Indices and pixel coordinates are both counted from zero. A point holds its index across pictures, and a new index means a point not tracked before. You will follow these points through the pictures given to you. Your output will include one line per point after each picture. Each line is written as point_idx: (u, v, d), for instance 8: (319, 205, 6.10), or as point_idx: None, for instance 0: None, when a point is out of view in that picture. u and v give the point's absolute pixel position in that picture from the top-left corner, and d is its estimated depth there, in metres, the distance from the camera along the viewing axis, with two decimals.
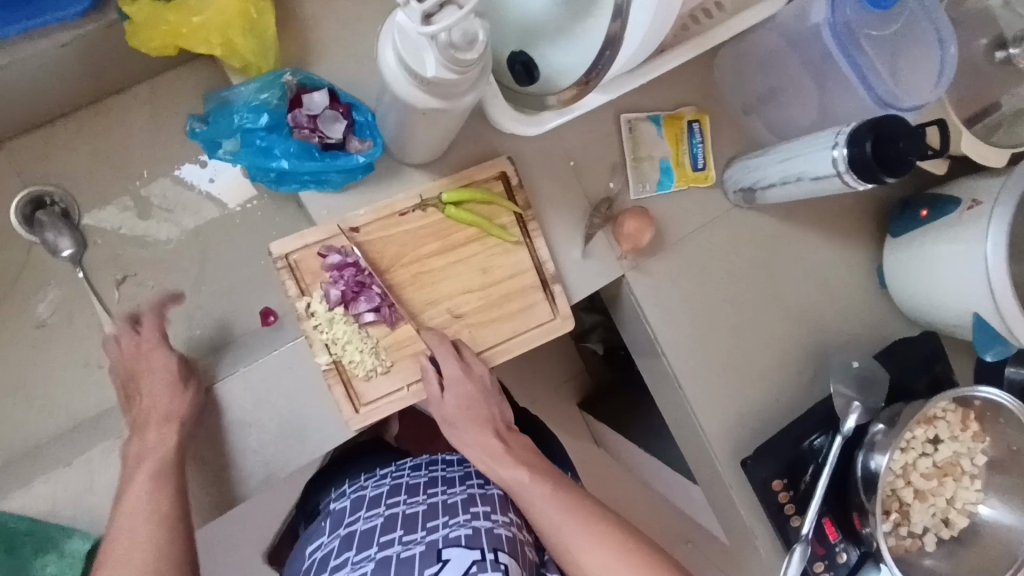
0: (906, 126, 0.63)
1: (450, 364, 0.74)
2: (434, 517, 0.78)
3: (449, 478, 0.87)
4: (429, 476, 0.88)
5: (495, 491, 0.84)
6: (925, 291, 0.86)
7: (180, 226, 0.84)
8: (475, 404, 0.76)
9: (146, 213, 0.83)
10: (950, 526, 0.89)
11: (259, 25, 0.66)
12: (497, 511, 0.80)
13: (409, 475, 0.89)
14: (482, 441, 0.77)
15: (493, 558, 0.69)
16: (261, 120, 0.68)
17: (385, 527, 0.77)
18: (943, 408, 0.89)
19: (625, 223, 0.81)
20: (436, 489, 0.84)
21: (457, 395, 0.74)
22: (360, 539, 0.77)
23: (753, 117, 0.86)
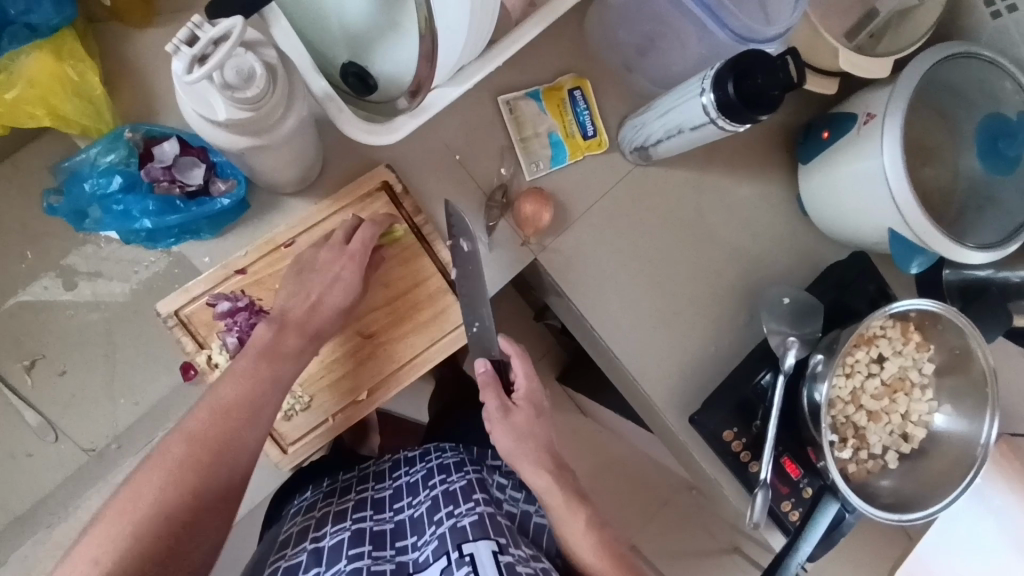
0: (767, 61, 0.60)
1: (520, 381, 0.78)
2: (403, 536, 0.81)
3: (412, 485, 0.89)
4: (394, 488, 0.90)
5: (455, 485, 0.83)
6: (838, 212, 0.84)
7: (129, 281, 0.81)
8: (541, 426, 0.76)
9: (69, 283, 0.81)
10: (909, 440, 0.89)
11: (83, 86, 0.63)
12: (460, 503, 0.79)
13: (373, 489, 0.91)
14: (539, 468, 0.73)
15: (458, 554, 0.69)
16: (114, 183, 0.66)
17: (352, 539, 0.78)
18: (882, 325, 0.88)
19: (523, 208, 0.79)
20: (401, 504, 0.87)
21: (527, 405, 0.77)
22: (328, 554, 0.76)
23: (635, 72, 0.84)
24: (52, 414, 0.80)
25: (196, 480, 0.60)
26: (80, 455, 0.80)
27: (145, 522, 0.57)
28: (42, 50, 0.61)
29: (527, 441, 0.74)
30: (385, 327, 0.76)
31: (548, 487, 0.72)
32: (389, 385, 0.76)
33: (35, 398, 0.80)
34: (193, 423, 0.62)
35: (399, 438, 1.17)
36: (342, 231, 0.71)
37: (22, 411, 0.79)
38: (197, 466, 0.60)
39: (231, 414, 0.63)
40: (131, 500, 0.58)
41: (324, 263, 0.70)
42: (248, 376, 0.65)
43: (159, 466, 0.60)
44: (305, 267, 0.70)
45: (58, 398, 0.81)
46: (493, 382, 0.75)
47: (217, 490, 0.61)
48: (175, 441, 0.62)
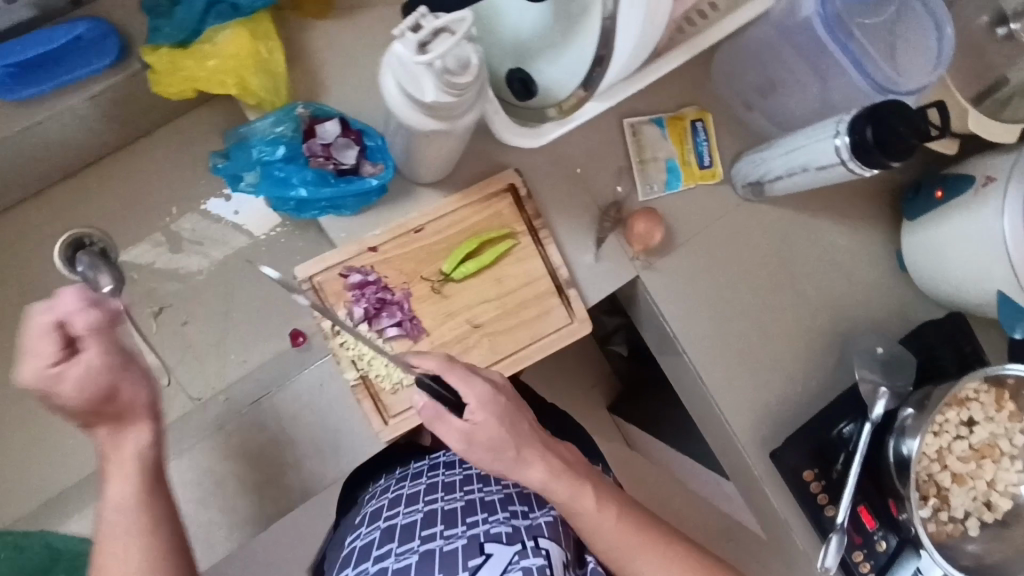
0: (906, 110, 0.63)
1: (466, 388, 0.67)
2: (473, 512, 0.77)
3: (484, 474, 0.85)
4: (464, 474, 0.86)
5: (528, 490, 0.83)
6: (943, 271, 0.85)
7: (207, 258, 0.88)
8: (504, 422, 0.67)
9: (177, 247, 0.88)
10: (993, 509, 0.87)
11: (268, 63, 0.70)
12: (534, 507, 0.80)
13: (444, 473, 0.87)
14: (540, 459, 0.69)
15: (534, 545, 0.72)
16: (278, 153, 0.72)
17: (425, 520, 0.77)
18: (975, 388, 0.87)
19: (635, 225, 0.82)
20: (472, 486, 0.83)
21: (490, 413, 0.67)
22: (401, 532, 0.77)
23: (754, 112, 0.87)
24: (170, 360, 0.86)
25: None
26: (188, 403, 0.85)
27: None
28: (241, 27, 0.68)
29: (508, 446, 0.67)
30: (492, 320, 0.79)
31: (550, 478, 0.69)
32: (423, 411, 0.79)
33: (157, 343, 0.86)
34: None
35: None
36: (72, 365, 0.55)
37: (144, 352, 0.84)
38: None
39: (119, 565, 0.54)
40: None
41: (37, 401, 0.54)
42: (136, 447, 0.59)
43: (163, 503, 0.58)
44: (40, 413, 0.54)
45: (177, 347, 0.86)
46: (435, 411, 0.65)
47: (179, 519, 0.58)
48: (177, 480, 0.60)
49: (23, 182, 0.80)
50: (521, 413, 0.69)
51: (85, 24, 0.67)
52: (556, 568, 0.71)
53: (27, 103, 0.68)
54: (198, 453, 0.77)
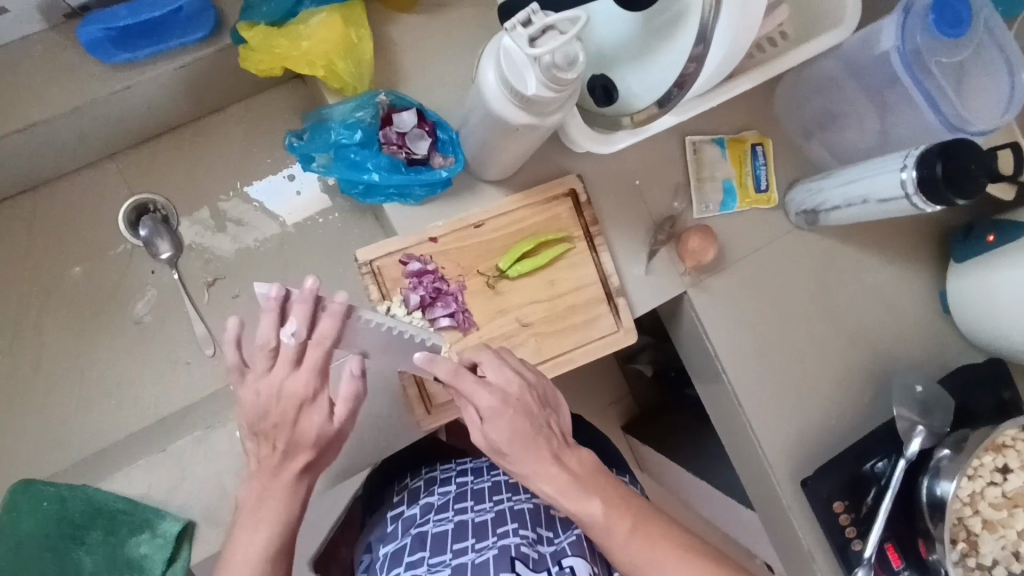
0: (975, 149, 0.64)
1: (475, 393, 0.64)
2: (503, 522, 0.74)
3: (512, 483, 0.83)
4: (492, 482, 0.85)
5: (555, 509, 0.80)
6: (989, 314, 0.86)
7: (239, 241, 0.89)
8: (510, 429, 0.63)
9: (220, 226, 0.88)
10: (1021, 560, 0.86)
11: (357, 51, 0.72)
12: (559, 532, 0.77)
13: (473, 481, 0.86)
14: (549, 472, 0.64)
15: (558, 567, 0.70)
16: (355, 137, 0.74)
17: (456, 530, 0.75)
18: (1013, 436, 0.87)
19: (689, 240, 0.83)
20: (501, 495, 0.81)
21: (495, 423, 0.64)
22: (432, 541, 0.75)
23: (813, 142, 0.88)
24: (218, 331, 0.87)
25: None
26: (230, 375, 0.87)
27: None
28: (335, 13, 0.70)
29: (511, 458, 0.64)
30: (541, 320, 0.80)
31: (559, 490, 0.64)
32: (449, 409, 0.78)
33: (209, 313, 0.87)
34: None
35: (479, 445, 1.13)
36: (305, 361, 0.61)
37: (194, 322, 0.85)
38: None
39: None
40: None
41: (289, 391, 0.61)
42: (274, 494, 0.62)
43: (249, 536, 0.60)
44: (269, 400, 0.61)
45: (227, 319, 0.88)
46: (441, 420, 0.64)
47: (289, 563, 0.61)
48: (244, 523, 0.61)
49: (101, 144, 0.82)
50: (530, 424, 0.64)
51: None
52: None
53: (123, 67, 0.72)
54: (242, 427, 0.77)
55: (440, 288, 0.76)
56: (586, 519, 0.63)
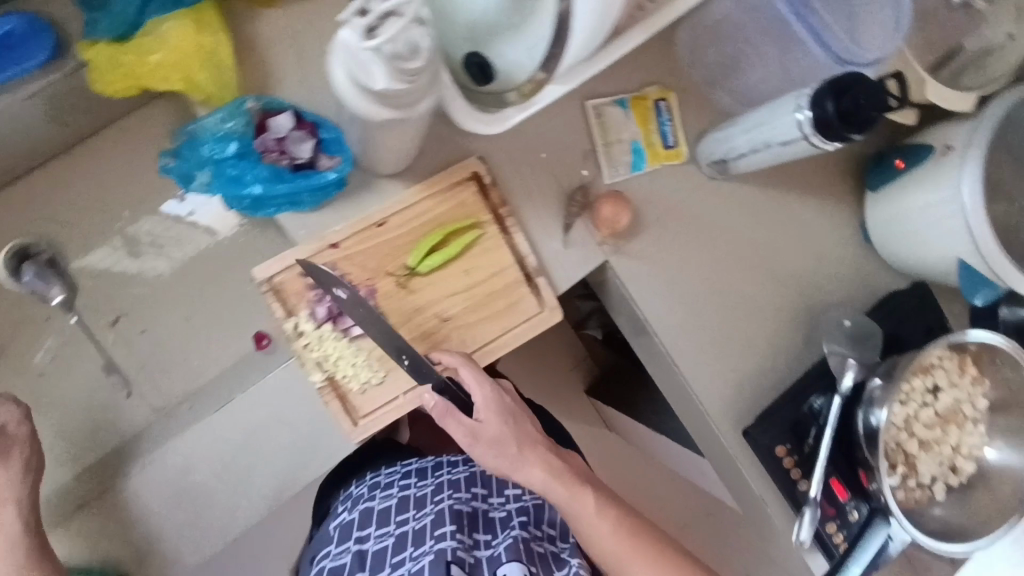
0: (865, 82, 0.62)
1: (476, 390, 0.72)
2: (441, 524, 0.77)
3: (454, 483, 0.85)
4: (435, 485, 0.86)
5: (495, 512, 0.84)
6: (907, 241, 0.86)
7: (173, 258, 0.85)
8: (512, 428, 0.73)
9: (134, 252, 0.84)
10: (958, 473, 0.90)
11: (216, 56, 0.66)
12: (496, 534, 0.80)
13: (416, 486, 0.87)
14: (542, 461, 0.74)
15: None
16: (229, 149, 0.69)
17: (395, 546, 0.77)
18: (939, 357, 0.89)
19: (602, 209, 0.81)
20: (442, 496, 0.83)
21: (495, 414, 0.73)
22: (371, 560, 0.77)
23: (718, 89, 0.86)
24: (129, 370, 0.83)
25: None
26: (150, 414, 0.83)
27: None
28: (184, 18, 0.64)
29: (508, 450, 0.72)
30: (462, 313, 0.78)
31: (548, 484, 0.73)
32: (380, 417, 0.75)
33: (117, 353, 0.83)
34: None
35: (436, 446, 1.11)
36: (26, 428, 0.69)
37: (104, 366, 0.82)
38: None
39: None
40: None
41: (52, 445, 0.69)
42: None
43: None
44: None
45: (136, 356, 0.83)
46: (449, 412, 0.70)
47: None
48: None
49: None
50: (524, 418, 0.75)
51: (15, 18, 0.65)
52: None
53: None
54: (163, 466, 0.74)
55: None
56: (572, 510, 0.73)
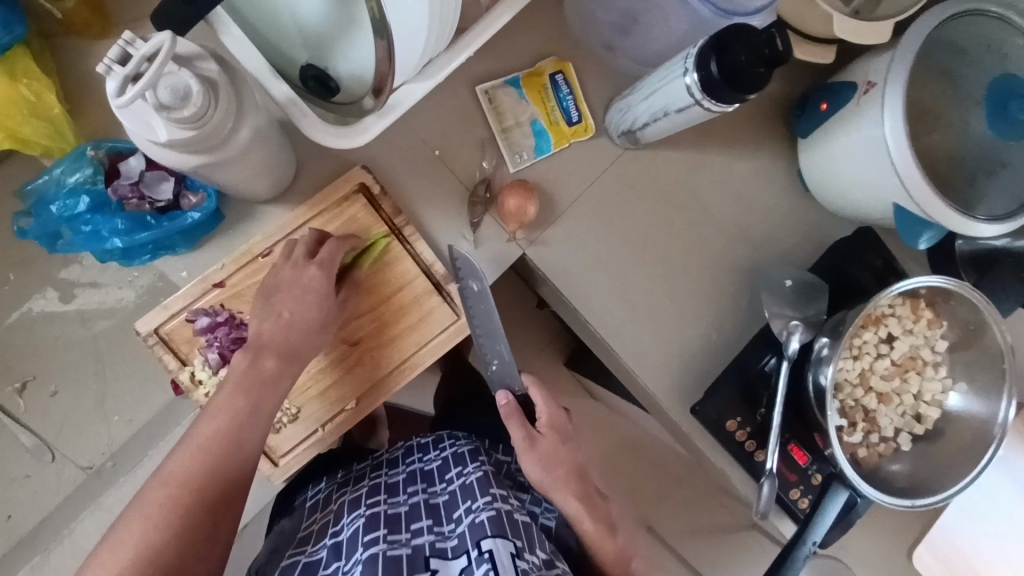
0: (747, 33, 0.55)
1: (541, 407, 0.78)
2: (418, 516, 0.74)
3: (428, 475, 0.83)
4: (407, 473, 0.84)
5: (473, 476, 0.78)
6: (839, 188, 0.80)
7: (128, 288, 0.83)
8: (565, 448, 0.77)
9: (59, 300, 0.84)
10: (922, 422, 0.85)
11: (39, 106, 0.62)
12: (477, 497, 0.74)
13: (386, 474, 0.85)
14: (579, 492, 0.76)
15: (476, 552, 0.65)
16: (82, 204, 0.66)
17: (368, 524, 0.71)
18: (889, 304, 0.84)
19: (507, 202, 0.75)
20: (415, 488, 0.80)
21: (552, 431, 0.77)
22: (346, 546, 0.71)
23: (618, 52, 0.79)
24: (48, 435, 0.84)
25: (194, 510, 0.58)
26: (79, 473, 0.84)
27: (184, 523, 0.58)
28: None
29: (554, 469, 0.76)
30: (368, 333, 0.73)
31: (580, 512, 0.75)
32: (299, 452, 0.73)
33: (32, 419, 0.83)
34: (178, 467, 0.60)
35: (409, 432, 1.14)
36: (304, 246, 0.69)
37: (18, 433, 0.83)
38: (176, 519, 0.57)
39: (211, 454, 0.61)
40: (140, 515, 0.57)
41: (287, 279, 0.67)
42: (227, 410, 0.63)
43: (135, 520, 0.57)
44: (273, 288, 0.67)
45: (54, 418, 0.84)
46: (517, 413, 0.75)
47: (232, 513, 0.61)
48: (156, 487, 0.59)
49: None
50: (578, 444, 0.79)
51: None
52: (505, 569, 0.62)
53: None
54: None
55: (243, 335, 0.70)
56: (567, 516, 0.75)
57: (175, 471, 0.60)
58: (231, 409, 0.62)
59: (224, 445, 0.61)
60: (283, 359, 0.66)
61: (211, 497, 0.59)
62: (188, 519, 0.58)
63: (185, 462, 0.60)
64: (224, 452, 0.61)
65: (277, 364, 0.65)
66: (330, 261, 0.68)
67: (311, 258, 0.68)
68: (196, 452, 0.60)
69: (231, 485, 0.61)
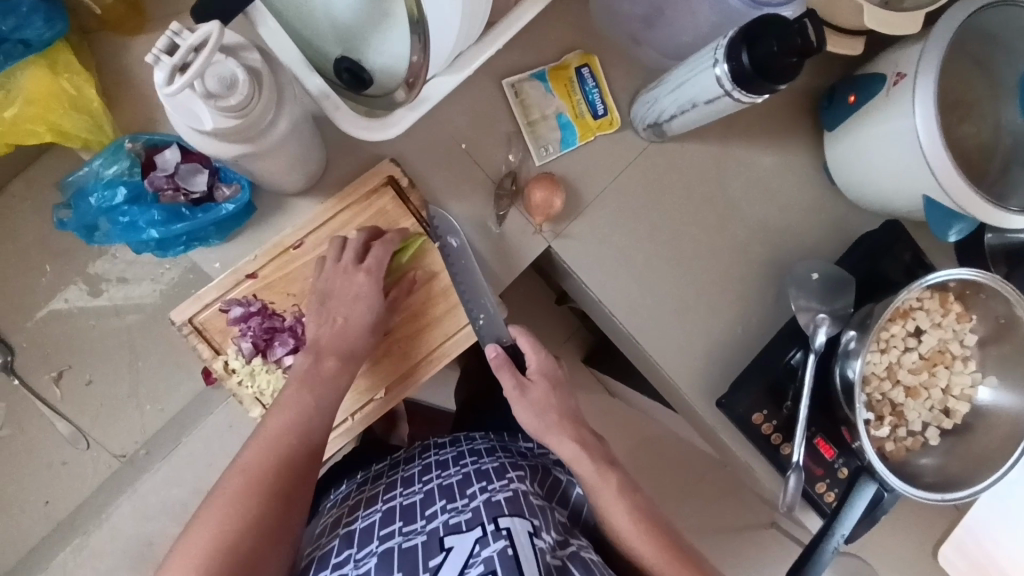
0: (781, 24, 0.55)
1: (531, 356, 0.76)
2: (432, 502, 0.73)
3: (444, 462, 0.81)
4: (423, 466, 0.83)
5: (489, 465, 0.78)
6: (869, 181, 0.79)
7: (158, 282, 0.89)
8: (558, 395, 0.76)
9: (94, 291, 0.89)
10: (951, 415, 0.84)
11: (78, 101, 0.64)
12: (493, 480, 0.74)
13: (403, 470, 0.84)
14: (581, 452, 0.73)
15: (494, 528, 0.64)
16: (119, 196, 0.69)
17: (384, 520, 0.72)
18: (917, 298, 0.83)
19: (533, 194, 0.76)
20: (431, 475, 0.79)
21: (543, 380, 0.76)
22: (360, 536, 0.71)
23: (643, 45, 0.79)
24: (84, 423, 0.87)
25: (266, 494, 0.61)
26: (113, 461, 0.88)
27: (255, 507, 0.60)
28: (39, 64, 0.65)
29: (547, 416, 0.74)
30: (399, 325, 0.74)
31: (576, 456, 0.73)
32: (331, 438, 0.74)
33: (67, 408, 0.87)
34: (248, 459, 0.62)
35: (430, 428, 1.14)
36: (353, 249, 0.70)
37: (55, 421, 0.86)
38: (248, 507, 0.59)
39: (282, 442, 0.63)
40: (210, 512, 0.58)
41: (339, 285, 0.69)
42: (294, 405, 0.65)
43: (211, 510, 0.59)
44: (326, 292, 0.69)
45: (89, 407, 0.88)
46: (508, 364, 0.74)
47: (300, 504, 0.63)
48: (231, 477, 0.62)
49: None
50: (571, 392, 0.78)
51: None
52: (522, 545, 0.62)
53: None
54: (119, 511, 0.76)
55: (275, 326, 0.71)
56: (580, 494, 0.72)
57: (246, 462, 0.62)
58: (300, 405, 0.65)
59: (293, 437, 0.64)
60: (343, 360, 0.69)
61: (279, 484, 0.62)
62: (258, 506, 0.60)
63: (256, 454, 0.63)
64: (293, 444, 0.64)
65: (339, 363, 0.68)
66: (377, 266, 0.69)
67: (360, 264, 0.70)
68: (266, 444, 0.63)
69: (296, 472, 0.63)
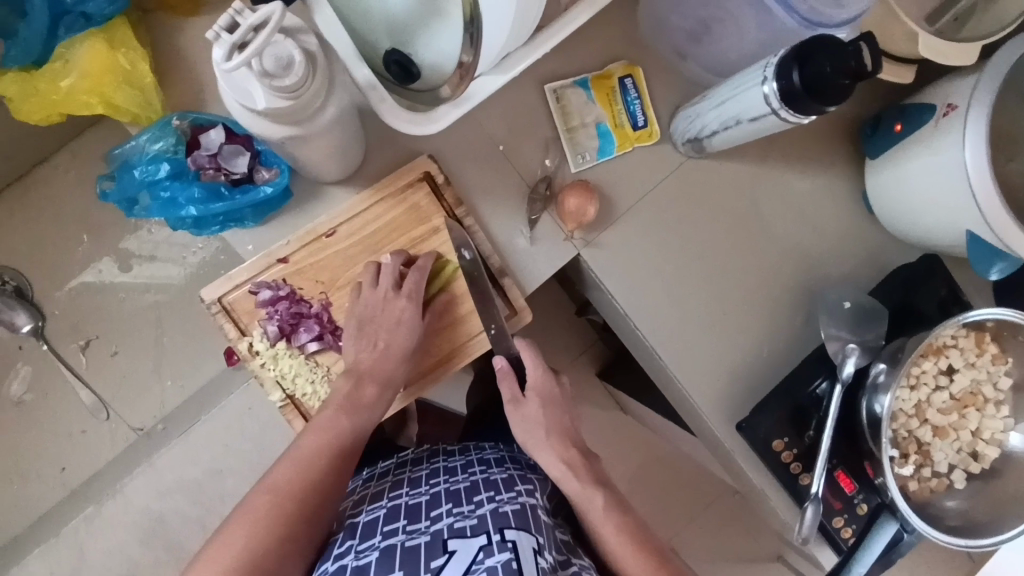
0: (832, 46, 0.54)
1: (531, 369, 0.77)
2: (438, 505, 0.73)
3: (451, 467, 0.81)
4: (431, 468, 0.82)
5: (497, 474, 0.77)
6: (908, 212, 0.78)
7: (185, 264, 0.92)
8: (553, 412, 0.76)
9: (124, 265, 0.91)
10: (979, 460, 0.82)
11: (129, 75, 0.66)
12: (501, 491, 0.73)
13: (412, 468, 0.84)
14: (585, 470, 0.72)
15: (500, 538, 0.63)
16: (162, 170, 0.71)
17: (388, 516, 0.71)
18: (952, 335, 0.81)
19: (567, 201, 0.76)
20: (437, 479, 0.79)
21: (538, 395, 0.76)
22: (363, 529, 0.70)
23: (689, 60, 0.79)
24: (106, 393, 0.90)
25: (290, 518, 0.61)
26: (130, 433, 0.91)
27: (278, 527, 0.60)
28: (96, 38, 0.67)
29: (535, 429, 0.75)
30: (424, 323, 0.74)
31: (565, 473, 0.72)
32: None
33: (90, 375, 0.90)
34: (277, 479, 0.63)
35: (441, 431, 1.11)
36: (390, 275, 0.70)
37: (78, 389, 0.89)
38: (268, 528, 0.59)
39: (311, 466, 0.64)
40: (236, 529, 0.59)
41: (377, 312, 0.69)
42: (329, 430, 0.66)
43: (234, 528, 0.59)
44: (364, 318, 0.69)
45: (112, 377, 0.91)
46: (509, 375, 0.76)
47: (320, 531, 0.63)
48: (258, 494, 0.62)
49: None
50: (569, 409, 0.78)
51: None
52: (527, 559, 0.61)
53: None
54: None
55: (302, 312, 0.71)
56: (585, 506, 0.70)
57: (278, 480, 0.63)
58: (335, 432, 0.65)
59: (322, 461, 0.64)
60: (380, 387, 0.69)
61: (301, 506, 0.62)
62: (284, 526, 0.60)
63: (286, 475, 0.63)
64: (322, 469, 0.64)
65: (377, 392, 0.69)
66: (415, 292, 0.70)
67: (398, 290, 0.70)
68: (295, 465, 0.63)
69: (316, 494, 0.63)
